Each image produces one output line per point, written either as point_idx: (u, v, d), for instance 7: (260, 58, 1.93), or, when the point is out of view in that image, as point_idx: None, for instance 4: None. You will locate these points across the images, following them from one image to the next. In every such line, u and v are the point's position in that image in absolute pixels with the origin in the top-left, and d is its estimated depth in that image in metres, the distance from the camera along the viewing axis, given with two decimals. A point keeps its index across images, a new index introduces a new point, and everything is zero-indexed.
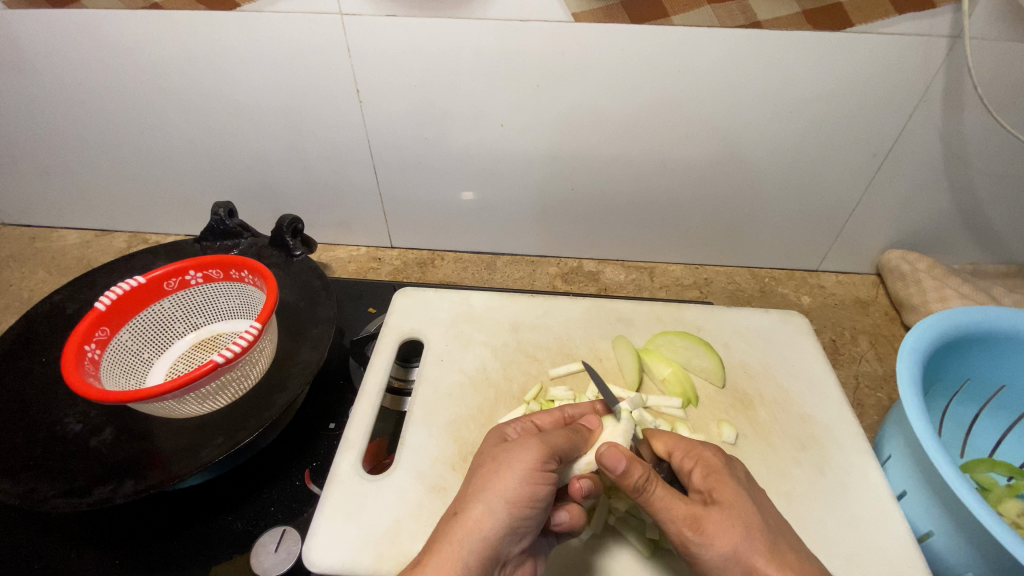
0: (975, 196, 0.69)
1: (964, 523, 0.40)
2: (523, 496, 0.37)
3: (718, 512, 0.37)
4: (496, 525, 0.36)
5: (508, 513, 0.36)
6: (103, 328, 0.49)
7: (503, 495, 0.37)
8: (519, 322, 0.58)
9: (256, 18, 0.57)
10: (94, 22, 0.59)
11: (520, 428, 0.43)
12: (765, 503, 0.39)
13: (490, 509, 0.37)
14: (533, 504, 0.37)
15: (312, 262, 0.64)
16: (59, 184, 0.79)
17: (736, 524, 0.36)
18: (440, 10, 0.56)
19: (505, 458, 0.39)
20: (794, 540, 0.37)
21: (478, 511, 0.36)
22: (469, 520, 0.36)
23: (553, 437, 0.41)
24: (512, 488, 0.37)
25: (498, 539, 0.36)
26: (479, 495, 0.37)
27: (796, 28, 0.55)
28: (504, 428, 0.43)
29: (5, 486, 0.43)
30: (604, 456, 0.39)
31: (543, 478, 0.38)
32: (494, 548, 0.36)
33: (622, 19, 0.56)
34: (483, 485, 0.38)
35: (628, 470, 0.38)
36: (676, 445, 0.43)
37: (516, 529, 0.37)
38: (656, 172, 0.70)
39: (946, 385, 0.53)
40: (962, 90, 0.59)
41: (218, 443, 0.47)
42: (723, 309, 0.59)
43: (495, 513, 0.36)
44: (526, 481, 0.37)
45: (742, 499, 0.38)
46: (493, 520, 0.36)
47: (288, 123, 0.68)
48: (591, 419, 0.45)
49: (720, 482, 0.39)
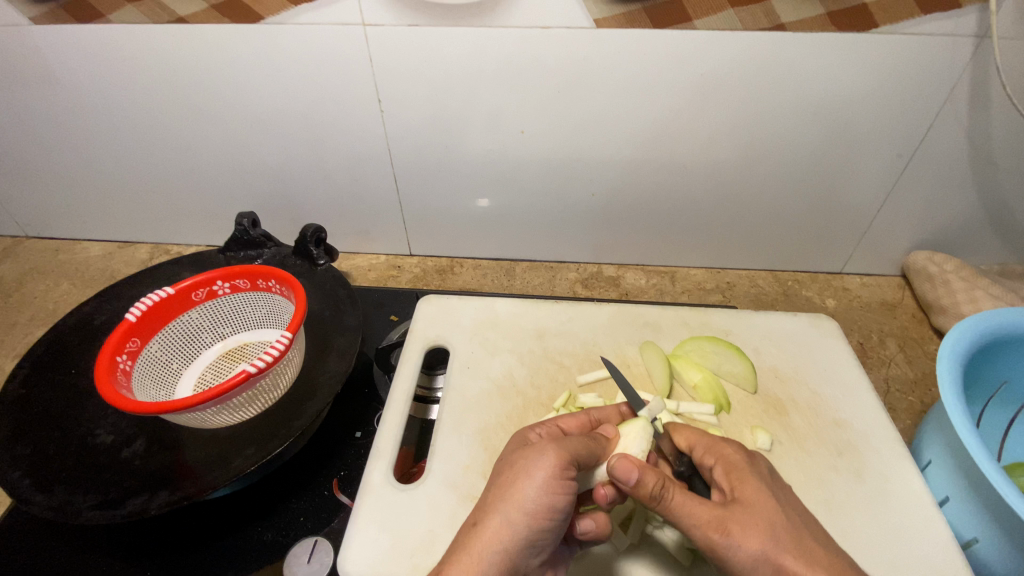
0: (1002, 195, 0.68)
1: (1011, 530, 0.39)
2: (541, 506, 0.37)
3: (742, 512, 0.36)
4: (514, 536, 0.36)
5: (526, 524, 0.36)
6: (134, 339, 0.49)
7: (521, 504, 0.36)
8: (545, 328, 0.58)
9: (280, 31, 0.58)
10: (120, 37, 0.60)
11: (543, 432, 0.43)
12: (790, 497, 0.39)
13: (507, 520, 0.36)
14: (551, 515, 0.37)
15: (335, 270, 0.64)
16: (83, 197, 0.80)
17: (761, 524, 0.36)
18: (462, 19, 0.56)
19: (523, 466, 0.38)
20: (826, 540, 0.36)
21: (495, 523, 0.36)
22: (487, 531, 0.36)
23: (571, 442, 0.40)
24: (530, 498, 0.37)
25: (517, 550, 0.36)
26: (497, 505, 0.37)
27: (819, 30, 0.55)
28: (526, 432, 0.43)
29: (39, 498, 0.43)
30: (616, 468, 0.38)
31: (561, 488, 0.37)
32: (512, 560, 0.36)
33: (645, 24, 0.55)
34: (501, 494, 0.38)
35: (641, 479, 0.37)
36: (697, 440, 0.43)
37: (535, 539, 0.37)
38: (677, 176, 0.70)
39: (983, 388, 0.52)
40: (989, 88, 0.58)
41: (248, 453, 0.47)
42: (751, 313, 0.59)
43: (513, 524, 0.36)
44: (544, 491, 0.37)
45: (764, 495, 0.37)
46: (510, 532, 0.36)
47: (310, 133, 0.68)
48: (608, 428, 0.45)
49: (743, 480, 0.38)
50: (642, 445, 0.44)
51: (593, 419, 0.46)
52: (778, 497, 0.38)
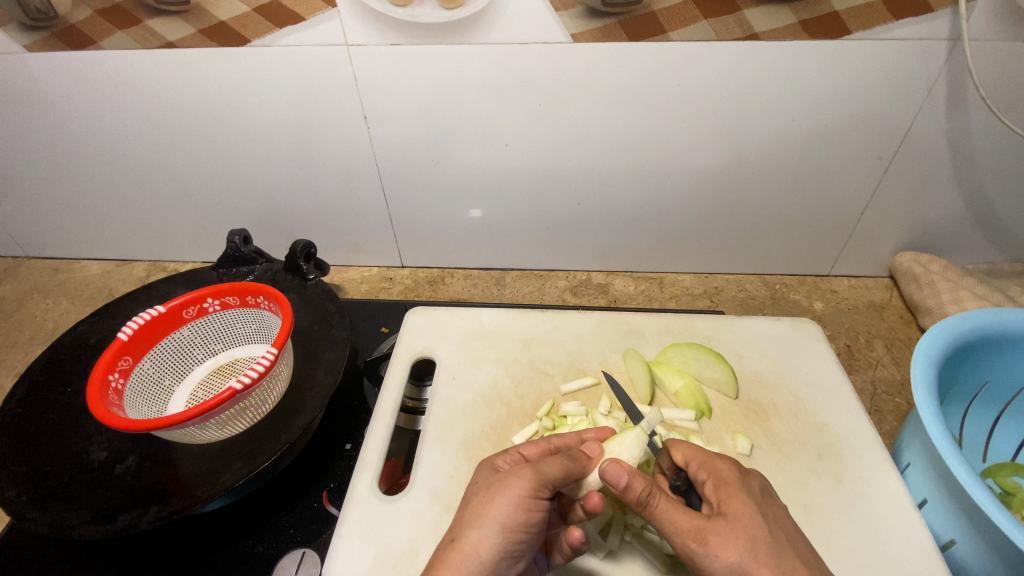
0: (986, 195, 0.68)
1: (985, 531, 0.39)
2: (518, 522, 0.37)
3: (723, 524, 0.37)
4: (492, 550, 0.36)
5: (503, 538, 0.37)
6: (126, 357, 0.51)
7: (499, 520, 0.37)
8: (529, 338, 0.59)
9: (266, 52, 0.59)
10: (112, 62, 0.61)
11: (509, 459, 0.43)
12: (776, 515, 0.39)
13: (486, 534, 0.37)
14: (526, 529, 0.38)
15: (325, 285, 0.65)
16: (80, 217, 0.82)
17: (740, 537, 0.36)
18: (442, 37, 0.57)
19: (499, 485, 0.39)
20: (803, 552, 0.37)
21: (474, 537, 0.37)
22: (466, 545, 0.36)
23: (547, 464, 0.41)
24: (508, 514, 0.37)
25: (494, 564, 0.36)
26: (474, 521, 0.37)
27: (793, 38, 0.56)
28: (494, 458, 0.43)
29: (33, 515, 0.44)
30: (607, 472, 0.39)
31: (537, 505, 0.38)
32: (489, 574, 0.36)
33: (620, 38, 0.56)
34: (478, 511, 0.38)
35: (630, 484, 0.38)
36: (693, 455, 0.43)
37: (511, 553, 0.37)
38: (661, 183, 0.71)
39: (964, 389, 0.52)
40: (965, 91, 0.59)
41: (237, 467, 0.48)
42: (734, 319, 0.59)
43: (491, 538, 0.37)
44: (522, 508, 0.38)
45: (749, 510, 0.38)
46: (489, 546, 0.36)
47: (298, 151, 0.69)
48: (592, 445, 0.45)
49: (730, 494, 0.39)
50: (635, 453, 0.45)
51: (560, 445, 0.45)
52: (765, 513, 0.38)
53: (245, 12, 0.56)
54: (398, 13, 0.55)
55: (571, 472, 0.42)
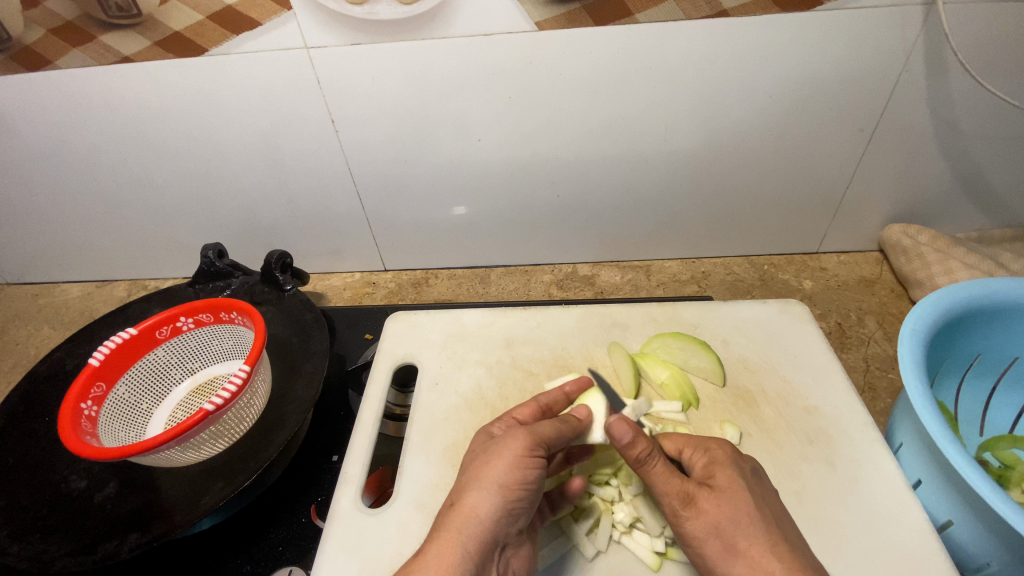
0: (972, 162, 0.67)
1: (980, 512, 0.39)
2: (514, 481, 0.37)
3: (709, 493, 0.37)
4: (492, 510, 0.36)
5: (501, 498, 0.37)
6: (99, 383, 0.49)
7: (495, 480, 0.37)
8: (512, 337, 0.57)
9: (223, 60, 0.58)
10: (67, 79, 0.59)
11: (505, 425, 0.43)
12: (766, 503, 0.38)
13: (484, 495, 0.37)
14: (525, 486, 0.38)
15: (302, 295, 0.64)
16: (54, 240, 0.80)
17: (724, 505, 0.36)
18: (404, 33, 0.55)
19: (493, 447, 0.39)
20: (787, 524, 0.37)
21: (472, 498, 0.37)
22: (464, 508, 0.37)
23: (541, 424, 0.41)
24: (504, 473, 0.37)
25: (495, 523, 0.36)
26: (472, 484, 0.38)
27: (763, 12, 0.54)
28: (489, 426, 0.43)
29: (15, 549, 0.44)
30: (611, 428, 0.38)
31: (533, 463, 0.39)
32: (491, 533, 0.36)
33: (586, 23, 0.55)
34: (475, 474, 0.38)
35: (633, 442, 0.38)
36: (686, 442, 0.42)
37: (512, 511, 0.37)
38: (640, 169, 0.69)
39: (957, 363, 0.51)
40: (943, 57, 0.57)
41: (217, 488, 0.47)
42: (719, 304, 0.58)
43: (489, 498, 0.37)
44: (517, 467, 0.38)
45: (737, 484, 0.38)
46: (488, 506, 0.37)
47: (268, 160, 0.68)
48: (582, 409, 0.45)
49: (719, 468, 0.39)
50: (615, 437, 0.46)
51: (549, 403, 0.45)
52: (754, 490, 0.38)
53: (199, 21, 0.55)
54: (357, 11, 0.54)
55: (564, 430, 0.42)
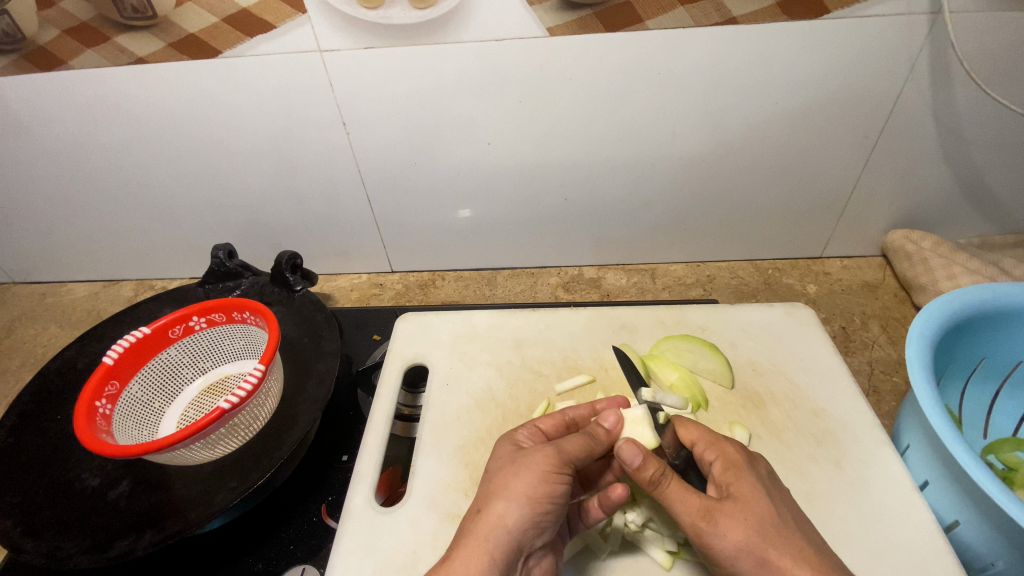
0: (974, 168, 0.68)
1: (987, 512, 0.39)
2: (541, 494, 0.38)
3: (732, 505, 0.37)
4: (519, 521, 0.37)
5: (529, 510, 0.37)
6: (113, 382, 0.50)
7: (524, 492, 0.37)
8: (522, 338, 0.58)
9: (236, 63, 0.58)
10: (80, 79, 0.60)
11: (530, 434, 0.44)
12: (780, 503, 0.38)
13: (512, 505, 0.37)
14: (552, 501, 0.38)
15: (312, 295, 0.65)
16: (62, 239, 0.81)
17: (748, 517, 0.36)
18: (417, 38, 0.56)
19: (522, 459, 0.40)
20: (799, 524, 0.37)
21: (499, 507, 0.37)
22: (491, 516, 0.37)
23: (569, 440, 0.41)
24: (532, 486, 0.38)
25: (521, 533, 0.37)
26: (499, 493, 0.38)
27: (772, 20, 0.55)
28: (515, 433, 0.43)
29: (29, 546, 0.44)
30: (621, 451, 0.39)
31: (560, 479, 0.39)
32: (516, 542, 0.37)
33: (598, 29, 0.55)
34: (502, 484, 0.39)
35: (643, 465, 0.39)
36: (701, 435, 0.43)
37: (537, 523, 0.38)
38: (647, 173, 0.70)
39: (962, 366, 0.52)
40: (947, 66, 0.58)
41: (232, 487, 0.48)
42: (726, 307, 0.59)
43: (516, 509, 0.37)
44: (545, 480, 0.38)
45: (758, 494, 0.38)
46: (516, 517, 0.37)
47: (279, 161, 0.69)
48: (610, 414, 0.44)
49: (738, 476, 0.39)
50: (653, 431, 0.45)
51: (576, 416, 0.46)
52: (773, 498, 0.38)
53: (214, 23, 0.55)
54: (370, 15, 0.54)
55: (591, 448, 0.42)
